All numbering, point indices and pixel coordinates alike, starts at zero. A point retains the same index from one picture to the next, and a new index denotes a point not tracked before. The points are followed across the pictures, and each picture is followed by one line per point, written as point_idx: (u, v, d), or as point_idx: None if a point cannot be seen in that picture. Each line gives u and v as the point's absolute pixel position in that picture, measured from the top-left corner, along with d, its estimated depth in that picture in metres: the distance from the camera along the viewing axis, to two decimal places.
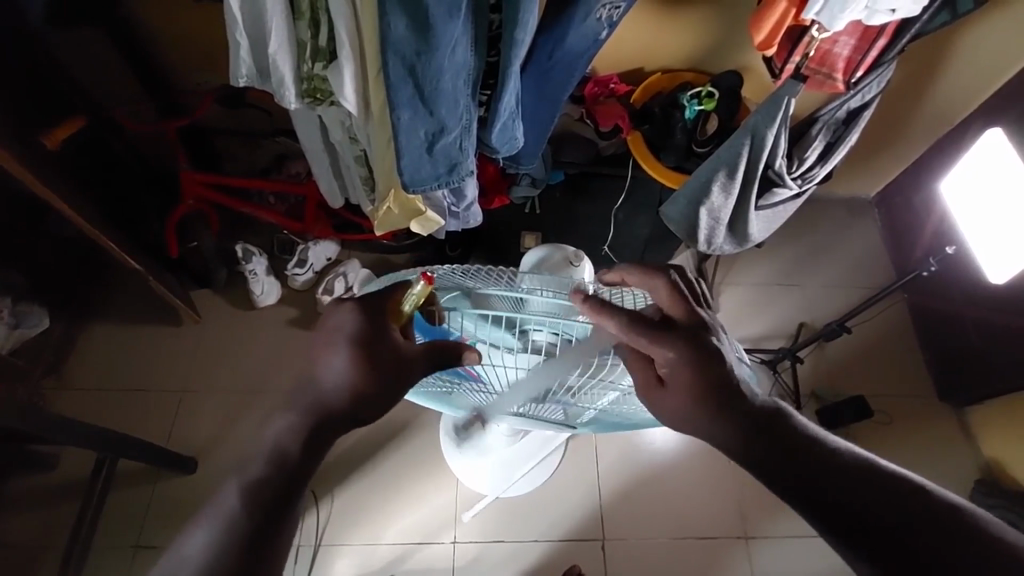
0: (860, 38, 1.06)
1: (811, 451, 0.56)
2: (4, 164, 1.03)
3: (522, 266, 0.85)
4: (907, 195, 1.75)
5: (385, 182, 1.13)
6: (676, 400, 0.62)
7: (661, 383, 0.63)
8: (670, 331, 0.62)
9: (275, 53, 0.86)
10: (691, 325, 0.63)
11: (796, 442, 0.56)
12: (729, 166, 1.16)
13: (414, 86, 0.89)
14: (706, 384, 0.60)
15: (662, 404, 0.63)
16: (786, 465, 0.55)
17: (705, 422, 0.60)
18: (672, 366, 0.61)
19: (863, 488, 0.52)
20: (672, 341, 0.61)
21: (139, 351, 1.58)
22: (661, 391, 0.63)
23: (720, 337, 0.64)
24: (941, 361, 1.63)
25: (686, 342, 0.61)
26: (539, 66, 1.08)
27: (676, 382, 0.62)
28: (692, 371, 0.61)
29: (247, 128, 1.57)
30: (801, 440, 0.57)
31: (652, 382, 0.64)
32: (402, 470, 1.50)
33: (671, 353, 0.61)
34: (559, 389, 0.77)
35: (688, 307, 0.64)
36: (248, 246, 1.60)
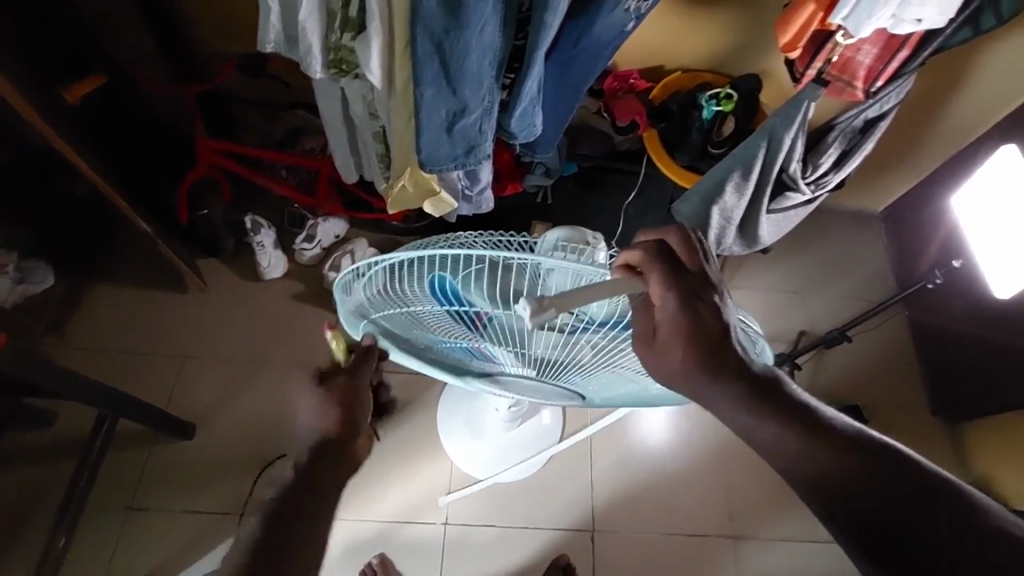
0: (883, 47, 1.06)
1: (814, 422, 0.51)
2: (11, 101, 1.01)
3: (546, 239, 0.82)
4: (915, 210, 1.76)
5: (403, 161, 1.14)
6: (665, 358, 0.52)
7: (656, 334, 0.52)
8: (684, 281, 0.51)
9: (305, 20, 0.87)
10: (700, 279, 0.53)
11: (796, 416, 0.51)
12: (744, 167, 1.17)
13: (440, 64, 0.89)
14: (707, 341, 0.52)
15: (653, 358, 0.53)
16: (786, 441, 0.51)
17: (699, 385, 0.53)
18: (673, 315, 0.51)
19: (874, 469, 0.49)
20: (682, 288, 0.51)
21: (144, 315, 1.59)
22: (655, 345, 0.53)
23: (724, 299, 0.55)
24: (939, 378, 1.65)
25: (694, 291, 0.52)
26: (564, 54, 1.08)
27: (666, 333, 0.52)
28: (694, 326, 0.51)
29: (266, 99, 1.57)
30: (805, 409, 0.52)
31: (647, 333, 0.53)
32: (398, 449, 1.50)
33: (673, 298, 0.51)
34: (570, 364, 0.76)
35: (702, 258, 0.54)
36: (258, 218, 1.61)
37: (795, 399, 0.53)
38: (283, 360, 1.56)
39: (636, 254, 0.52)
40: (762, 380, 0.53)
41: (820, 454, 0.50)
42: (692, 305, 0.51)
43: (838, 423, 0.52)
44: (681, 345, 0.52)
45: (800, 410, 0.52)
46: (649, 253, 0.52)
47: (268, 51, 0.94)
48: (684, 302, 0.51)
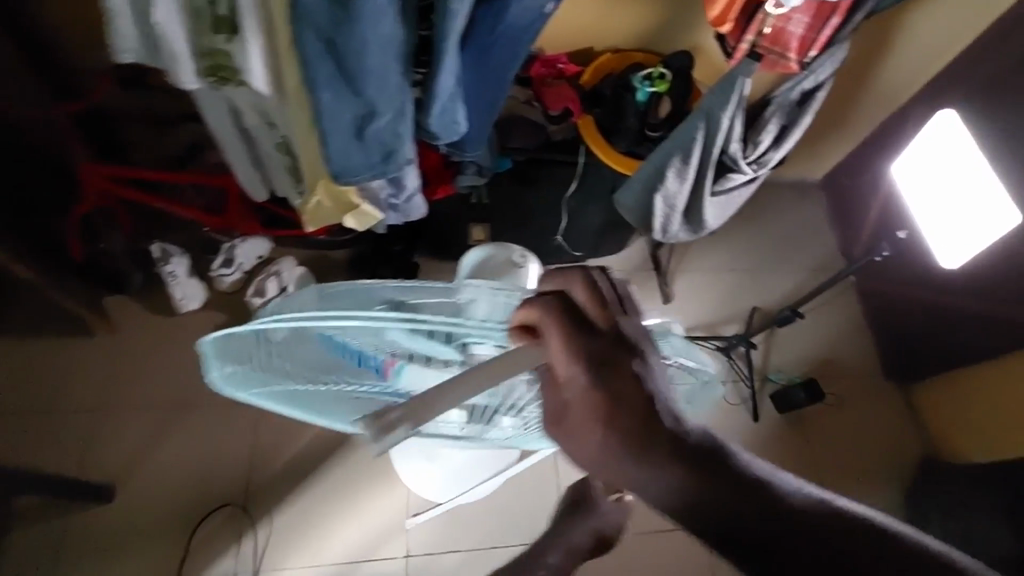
0: (815, 15, 1.00)
1: (766, 504, 0.42)
2: None
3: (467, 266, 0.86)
4: (853, 177, 1.77)
5: (313, 172, 1.01)
6: (579, 438, 0.45)
7: (566, 411, 0.45)
8: (586, 343, 0.45)
9: (162, 23, 0.73)
10: (608, 337, 0.47)
11: (746, 498, 0.42)
12: (683, 151, 1.11)
13: (336, 62, 0.78)
14: (625, 424, 0.44)
15: (568, 440, 0.46)
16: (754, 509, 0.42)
17: (626, 475, 0.44)
18: (580, 387, 0.45)
19: (838, 546, 0.41)
20: (586, 354, 0.45)
21: (39, 369, 1.39)
22: (566, 424, 0.46)
23: (644, 358, 0.47)
24: (888, 342, 1.67)
25: (599, 356, 0.45)
26: (481, 42, 0.98)
27: (577, 407, 0.45)
28: (604, 397, 0.44)
29: (150, 109, 1.37)
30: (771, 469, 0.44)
31: (557, 412, 0.46)
32: (350, 483, 1.39)
33: (575, 366, 0.45)
34: (505, 406, 0.68)
35: (613, 313, 0.48)
36: (166, 245, 1.44)
37: (744, 473, 0.44)
38: (210, 401, 1.40)
39: (530, 316, 0.48)
40: (701, 458, 0.44)
41: (777, 537, 0.41)
42: (599, 373, 0.45)
43: (793, 496, 0.43)
44: (592, 427, 0.45)
45: (749, 490, 0.43)
46: (545, 311, 0.47)
47: (126, 61, 0.79)
48: (589, 370, 0.45)
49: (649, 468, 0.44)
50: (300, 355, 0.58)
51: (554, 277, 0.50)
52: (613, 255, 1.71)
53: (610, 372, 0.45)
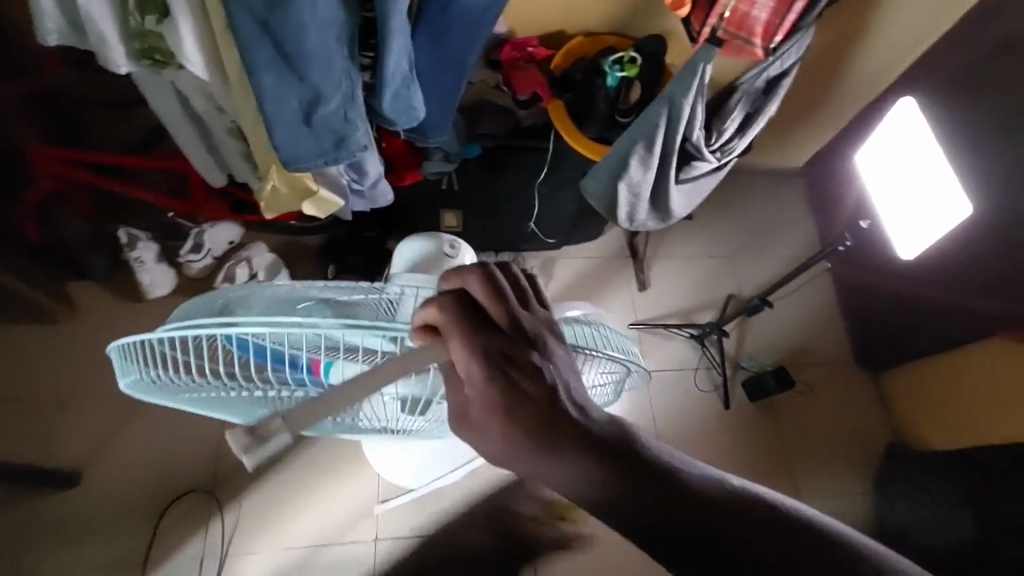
0: (779, 0, 0.98)
1: (674, 489, 0.42)
2: None
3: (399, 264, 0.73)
4: (832, 164, 1.75)
5: (264, 158, 0.99)
6: (484, 437, 0.44)
7: (469, 409, 0.45)
8: (486, 341, 0.45)
9: (87, 4, 0.70)
10: (510, 335, 0.46)
11: (651, 488, 0.42)
12: (647, 138, 1.09)
13: (275, 45, 0.76)
14: (528, 421, 0.43)
15: (472, 439, 0.45)
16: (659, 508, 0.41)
17: (533, 471, 0.43)
18: (480, 387, 0.43)
19: (745, 536, 0.40)
20: (485, 349, 0.44)
21: (0, 357, 1.37)
22: (472, 420, 0.45)
23: (546, 354, 0.47)
24: (862, 330, 1.67)
25: (500, 353, 0.44)
26: (433, 24, 0.95)
27: (479, 408, 0.44)
28: (506, 397, 0.43)
29: (110, 92, 1.34)
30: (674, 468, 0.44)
31: (461, 410, 0.45)
32: (319, 468, 1.40)
33: (474, 365, 0.44)
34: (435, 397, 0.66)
35: (511, 306, 0.47)
36: (133, 230, 1.41)
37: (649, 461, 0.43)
38: None
39: (435, 314, 0.47)
40: (605, 449, 0.43)
41: (683, 531, 0.41)
42: (498, 370, 0.44)
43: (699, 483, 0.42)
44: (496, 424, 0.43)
45: (656, 479, 0.42)
46: (443, 311, 0.47)
47: (55, 44, 0.77)
48: (487, 367, 0.44)
49: (557, 461, 0.42)
50: (225, 354, 0.58)
51: (449, 272, 0.49)
52: (588, 242, 1.70)
53: (507, 375, 0.44)
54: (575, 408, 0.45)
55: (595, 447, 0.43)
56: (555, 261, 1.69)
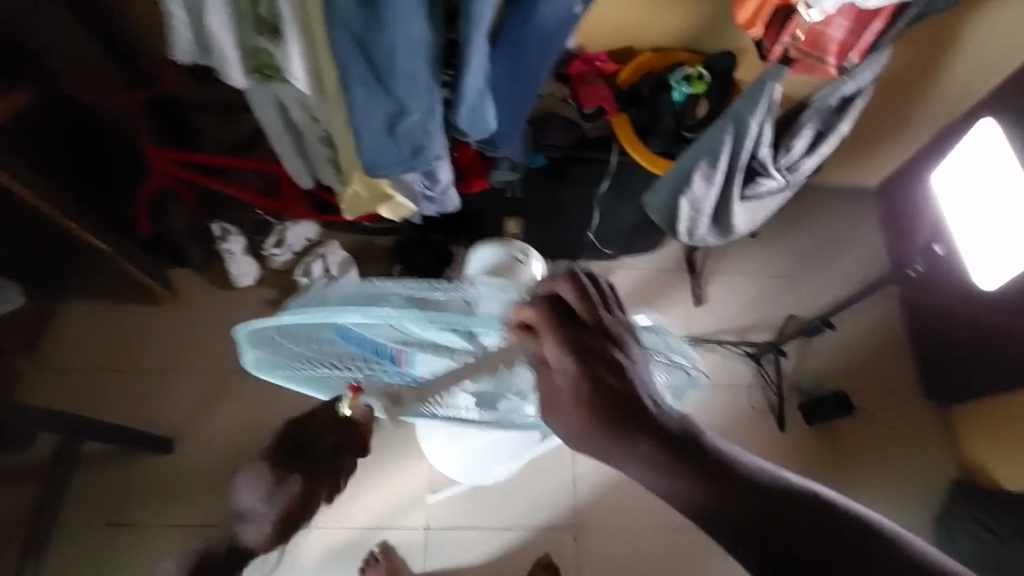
0: (855, 19, 0.98)
1: (739, 482, 0.45)
2: None
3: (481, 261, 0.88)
4: (909, 184, 1.68)
5: (349, 165, 1.09)
6: (571, 423, 0.49)
7: (558, 397, 0.49)
8: (576, 337, 0.49)
9: (215, 28, 0.81)
10: (598, 333, 0.50)
11: (715, 480, 0.45)
12: (710, 155, 1.10)
13: (368, 64, 0.83)
14: (608, 410, 0.48)
15: (559, 424, 0.50)
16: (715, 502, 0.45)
17: (609, 457, 0.48)
18: (571, 377, 0.49)
19: (804, 529, 0.43)
20: (576, 345, 0.49)
21: (112, 332, 1.55)
22: (559, 410, 0.49)
23: (631, 352, 0.51)
24: (931, 359, 1.59)
25: (589, 349, 0.49)
26: (511, 44, 1.02)
27: (569, 396, 0.49)
28: (594, 387, 0.48)
29: (218, 101, 1.51)
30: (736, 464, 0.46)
31: (551, 398, 0.50)
32: (376, 455, 1.49)
33: (568, 358, 0.49)
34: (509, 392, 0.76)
35: (597, 307, 0.51)
36: (226, 223, 1.54)
37: (712, 456, 0.47)
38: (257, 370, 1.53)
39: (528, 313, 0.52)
40: (673, 444, 0.47)
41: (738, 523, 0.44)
42: (587, 362, 0.49)
43: (761, 479, 0.45)
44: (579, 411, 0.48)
45: (719, 474, 0.45)
46: (538, 309, 0.51)
47: (185, 61, 0.88)
48: (575, 360, 0.49)
49: (629, 446, 0.47)
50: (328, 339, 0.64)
51: (542, 276, 0.53)
52: (645, 253, 1.72)
53: (590, 368, 0.49)
54: (653, 401, 0.49)
55: (659, 441, 0.47)
56: (612, 270, 1.72)
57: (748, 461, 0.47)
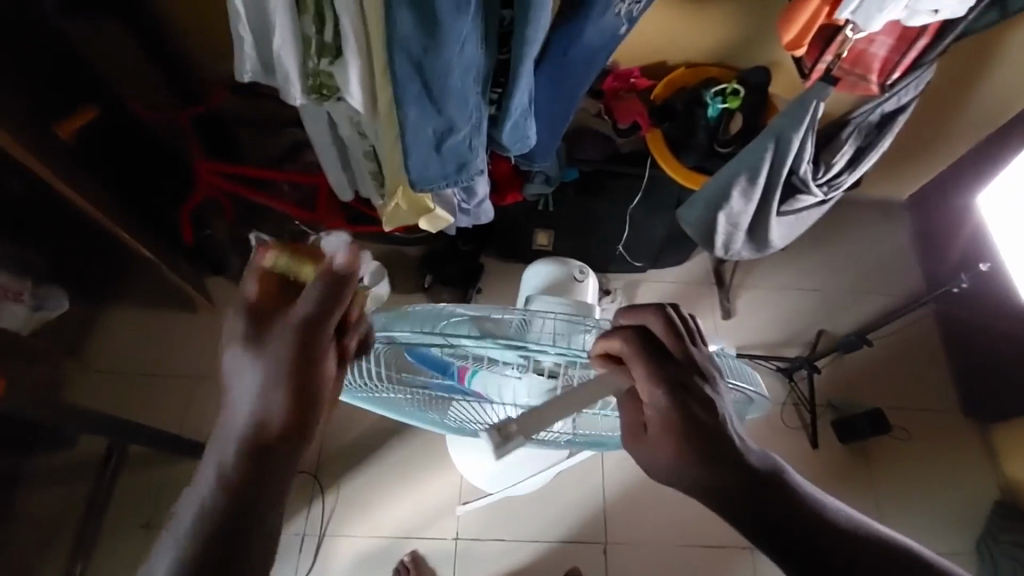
0: (899, 37, 0.99)
1: (822, 523, 0.45)
2: None
3: (531, 288, 0.80)
4: (941, 199, 1.67)
5: (394, 179, 1.11)
6: (653, 451, 0.51)
7: (646, 426, 0.51)
8: (664, 368, 0.51)
9: (279, 50, 0.84)
10: (686, 364, 0.51)
11: (798, 520, 0.45)
12: (750, 171, 1.11)
13: (421, 84, 0.85)
14: (695, 445, 0.49)
15: (645, 452, 0.52)
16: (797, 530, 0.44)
17: (690, 484, 0.49)
18: (660, 408, 0.50)
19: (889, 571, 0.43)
20: (666, 379, 0.50)
21: (153, 338, 1.59)
22: (646, 439, 0.52)
23: (714, 385, 0.52)
24: (968, 376, 1.57)
25: (677, 381, 0.50)
26: (554, 63, 1.03)
27: (656, 423, 0.51)
28: (683, 417, 0.49)
29: (265, 120, 1.54)
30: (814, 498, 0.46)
31: (636, 426, 0.53)
32: (407, 463, 1.50)
33: (659, 387, 0.50)
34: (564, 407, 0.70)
35: (685, 342, 0.52)
36: (261, 234, 1.59)
37: (793, 493, 0.46)
38: None
39: (617, 345, 0.52)
40: (752, 481, 0.47)
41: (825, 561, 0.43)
42: (676, 396, 0.50)
43: (844, 520, 0.45)
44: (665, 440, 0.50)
45: (803, 515, 0.45)
46: (626, 343, 0.52)
47: (246, 80, 0.92)
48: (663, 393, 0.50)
49: (711, 476, 0.48)
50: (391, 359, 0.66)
51: (631, 309, 0.54)
52: (675, 265, 1.72)
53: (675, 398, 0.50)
54: (738, 440, 0.49)
55: (739, 477, 0.47)
56: (641, 283, 1.72)
57: (827, 500, 0.47)
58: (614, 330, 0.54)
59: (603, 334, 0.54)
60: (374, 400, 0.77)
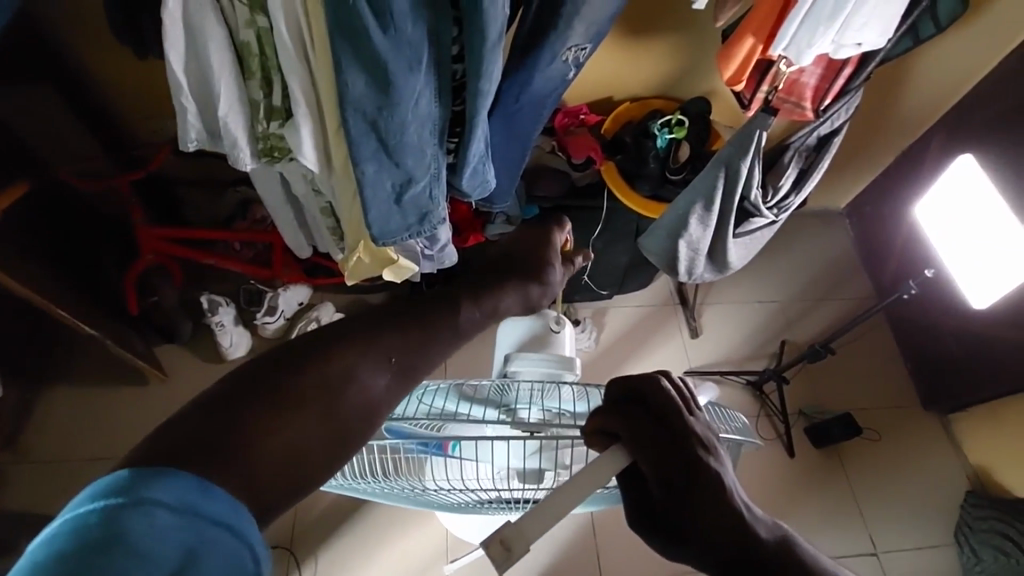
0: (826, 67, 1.05)
1: None
2: None
3: (507, 348, 0.80)
4: (875, 206, 1.78)
5: (355, 234, 1.07)
6: (664, 536, 0.41)
7: (654, 501, 0.42)
8: (658, 439, 0.43)
9: (226, 116, 0.82)
10: (683, 432, 0.43)
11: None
12: (705, 198, 1.14)
13: (377, 140, 0.84)
14: (710, 527, 0.40)
15: (661, 541, 0.41)
16: None
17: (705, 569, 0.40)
18: (663, 483, 0.42)
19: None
20: (664, 450, 0.42)
21: (99, 419, 1.46)
22: (655, 520, 0.42)
23: (720, 456, 0.44)
24: (923, 373, 1.64)
25: (676, 451, 0.42)
26: (506, 109, 1.04)
27: (662, 501, 0.42)
28: (688, 490, 0.41)
29: (207, 178, 1.49)
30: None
31: (642, 507, 0.42)
32: (386, 525, 1.41)
33: (646, 457, 0.42)
34: (554, 468, 0.65)
35: (682, 410, 0.45)
36: (214, 296, 1.51)
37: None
38: None
39: (611, 419, 0.45)
40: (767, 562, 0.38)
41: None
42: (687, 465, 0.42)
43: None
44: (676, 518, 0.41)
45: None
46: (613, 418, 0.45)
47: (191, 149, 0.89)
48: (668, 465, 0.42)
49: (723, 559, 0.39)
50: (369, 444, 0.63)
51: (622, 378, 0.47)
52: (640, 290, 1.73)
53: (683, 467, 0.42)
54: (752, 510, 0.41)
55: (750, 556, 0.39)
56: (606, 310, 1.73)
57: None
58: (603, 406, 0.46)
59: (598, 407, 0.47)
60: (408, 501, 0.77)
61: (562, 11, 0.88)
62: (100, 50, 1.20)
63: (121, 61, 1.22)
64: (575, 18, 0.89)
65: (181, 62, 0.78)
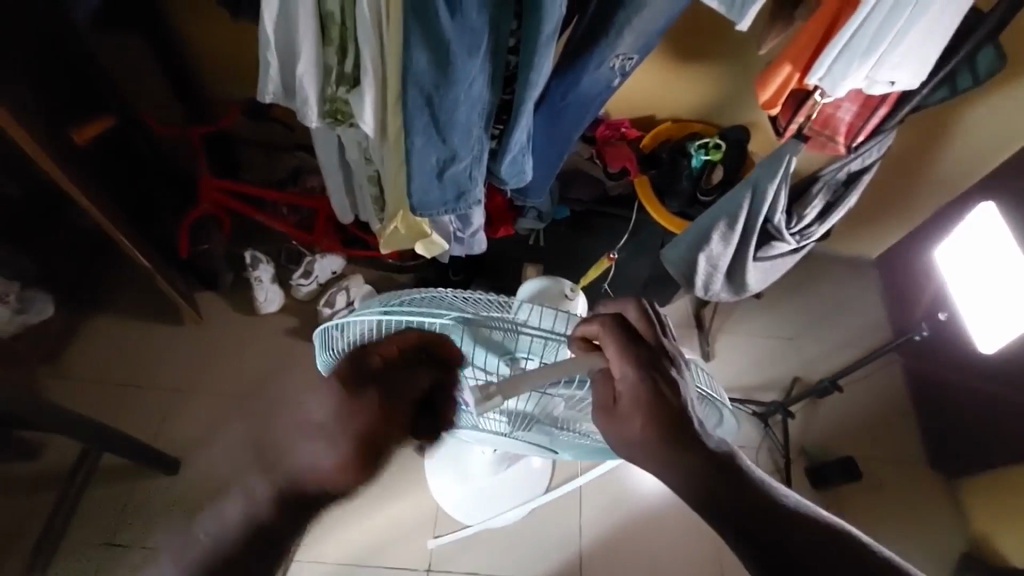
0: (862, 105, 1.10)
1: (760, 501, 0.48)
2: (27, 147, 1.07)
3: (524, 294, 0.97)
4: (907, 258, 1.78)
5: (395, 203, 1.14)
6: (625, 424, 0.57)
7: (616, 403, 0.58)
8: (640, 352, 0.59)
9: (302, 75, 0.92)
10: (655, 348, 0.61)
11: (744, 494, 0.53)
12: (730, 216, 1.19)
13: (430, 114, 0.92)
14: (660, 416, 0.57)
15: (614, 425, 0.58)
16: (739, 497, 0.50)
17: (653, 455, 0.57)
18: (633, 386, 0.57)
19: (810, 537, 0.51)
20: (637, 357, 0.59)
21: (137, 349, 1.57)
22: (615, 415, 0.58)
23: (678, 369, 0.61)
24: (936, 430, 1.61)
25: (645, 360, 0.59)
26: (551, 107, 1.11)
27: (627, 399, 0.58)
28: (650, 394, 0.57)
29: (269, 141, 1.64)
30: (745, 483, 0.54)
31: (607, 403, 0.59)
32: (382, 491, 1.47)
33: (626, 361, 0.59)
34: (541, 414, 0.78)
35: (654, 331, 0.63)
36: (257, 253, 1.62)
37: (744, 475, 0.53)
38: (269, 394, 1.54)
39: (593, 328, 0.62)
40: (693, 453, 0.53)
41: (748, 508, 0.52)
42: (649, 374, 0.57)
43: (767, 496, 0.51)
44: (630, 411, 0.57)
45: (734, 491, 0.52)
46: (604, 328, 0.61)
47: (266, 101, 0.99)
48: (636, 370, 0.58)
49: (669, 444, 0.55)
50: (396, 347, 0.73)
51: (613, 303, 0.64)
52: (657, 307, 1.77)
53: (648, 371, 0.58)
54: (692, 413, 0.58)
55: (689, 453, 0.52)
56: None
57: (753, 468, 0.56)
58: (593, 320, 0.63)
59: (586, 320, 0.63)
60: None
61: (615, 19, 0.95)
62: (197, 11, 1.34)
63: (213, 23, 1.36)
64: (625, 29, 0.97)
65: (271, 22, 0.88)
